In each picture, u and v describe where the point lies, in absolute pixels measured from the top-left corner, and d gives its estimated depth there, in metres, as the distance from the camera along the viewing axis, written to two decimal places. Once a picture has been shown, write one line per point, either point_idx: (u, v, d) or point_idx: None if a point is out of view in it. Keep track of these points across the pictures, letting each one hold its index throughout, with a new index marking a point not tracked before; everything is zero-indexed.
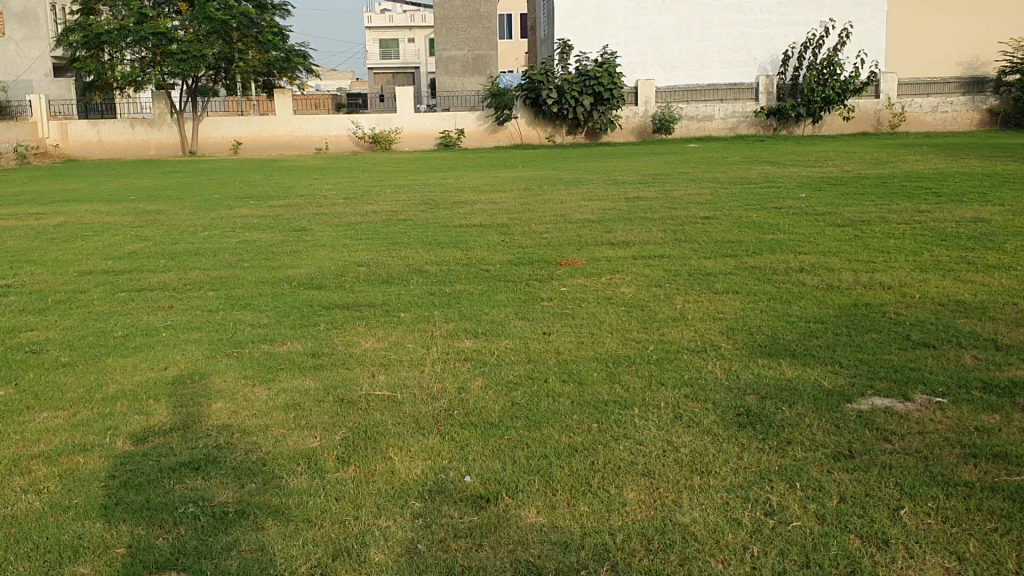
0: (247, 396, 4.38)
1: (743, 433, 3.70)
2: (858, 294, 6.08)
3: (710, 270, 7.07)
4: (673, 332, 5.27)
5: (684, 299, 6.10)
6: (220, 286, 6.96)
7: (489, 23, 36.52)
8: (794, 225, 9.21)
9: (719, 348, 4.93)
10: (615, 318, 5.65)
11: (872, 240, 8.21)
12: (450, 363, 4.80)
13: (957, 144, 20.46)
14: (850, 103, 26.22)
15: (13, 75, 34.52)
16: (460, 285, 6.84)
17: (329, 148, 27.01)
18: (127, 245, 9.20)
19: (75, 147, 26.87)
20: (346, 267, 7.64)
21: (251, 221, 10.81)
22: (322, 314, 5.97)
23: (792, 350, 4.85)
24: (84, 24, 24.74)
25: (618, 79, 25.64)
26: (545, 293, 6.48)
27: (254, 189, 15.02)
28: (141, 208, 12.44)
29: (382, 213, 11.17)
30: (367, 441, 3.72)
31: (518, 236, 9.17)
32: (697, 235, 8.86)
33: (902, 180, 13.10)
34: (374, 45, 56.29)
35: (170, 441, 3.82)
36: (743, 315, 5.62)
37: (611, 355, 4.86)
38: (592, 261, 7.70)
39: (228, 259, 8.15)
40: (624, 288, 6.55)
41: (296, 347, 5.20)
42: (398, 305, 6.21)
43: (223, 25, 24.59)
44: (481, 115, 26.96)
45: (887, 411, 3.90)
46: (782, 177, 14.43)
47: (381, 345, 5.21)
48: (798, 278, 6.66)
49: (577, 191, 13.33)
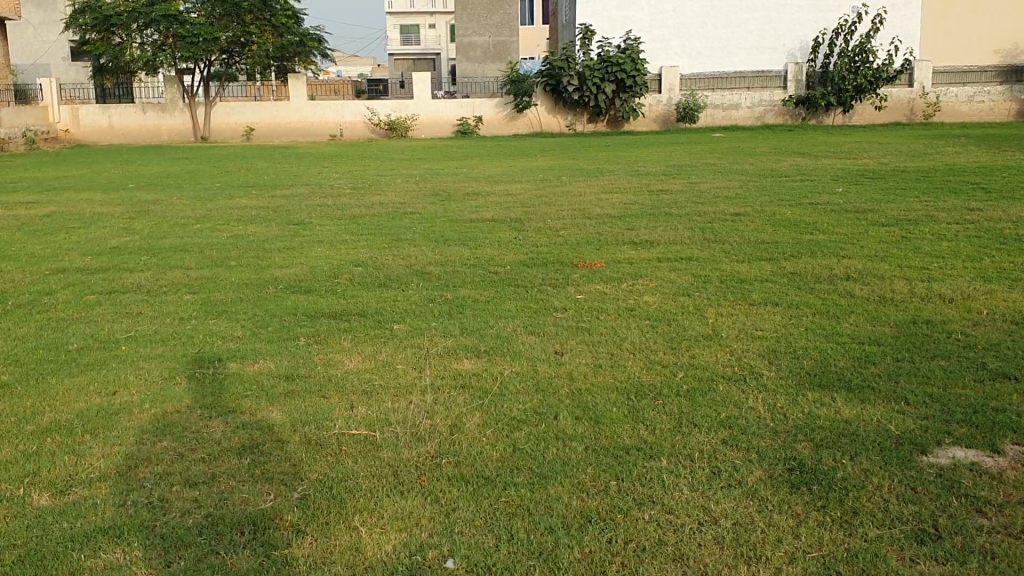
0: (199, 434, 3.69)
1: (798, 497, 2.98)
2: (916, 309, 5.33)
3: (743, 276, 6.32)
4: (705, 355, 4.55)
5: (715, 312, 5.37)
6: (199, 289, 6.29)
7: (509, 8, 35.66)
8: (833, 225, 8.43)
9: (762, 377, 4.19)
10: (638, 336, 4.92)
11: (921, 242, 7.43)
12: (443, 392, 4.09)
13: (996, 135, 19.56)
14: (882, 92, 25.26)
15: (28, 59, 34.37)
16: (465, 290, 6.13)
17: (343, 135, 26.38)
18: (112, 239, 8.57)
19: (86, 131, 26.31)
20: (341, 267, 6.95)
21: (249, 213, 10.18)
22: (304, 325, 5.28)
23: (849, 380, 4.13)
24: (93, 6, 24.05)
25: (641, 65, 24.82)
26: (558, 302, 5.75)
27: (261, 177, 14.41)
28: (139, 197, 11.82)
29: (388, 205, 10.51)
30: (332, 501, 3.03)
31: (533, 232, 8.47)
32: (728, 234, 8.11)
33: (944, 174, 12.30)
34: (394, 31, 55.65)
35: (96, 495, 3.14)
36: (785, 334, 4.88)
37: (633, 384, 4.13)
38: (612, 264, 6.98)
39: (215, 255, 7.50)
40: (648, 297, 5.82)
41: (270, 367, 4.53)
42: (393, 314, 5.50)
43: (235, 8, 24.12)
44: (500, 102, 26.21)
45: (973, 469, 3.16)
46: (815, 169, 13.64)
47: (367, 365, 4.51)
48: (844, 287, 5.91)
49: (597, 182, 12.61)
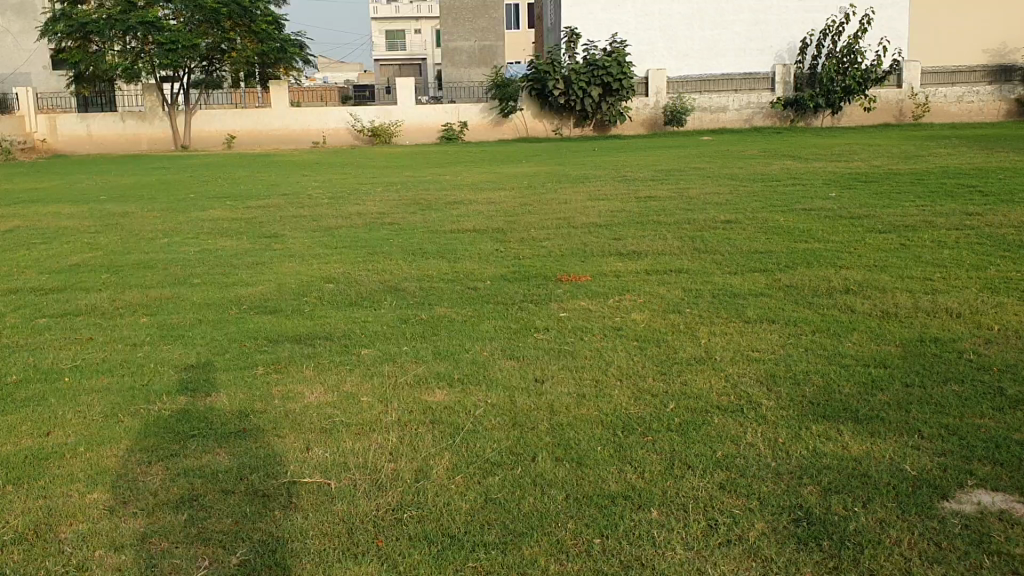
0: (137, 482, 3.31)
1: (807, 558, 2.62)
2: (922, 325, 4.98)
3: (736, 290, 5.97)
4: (698, 381, 4.18)
5: (708, 331, 5.01)
6: (157, 311, 5.90)
7: (495, 13, 35.33)
8: (828, 232, 8.09)
9: (761, 407, 3.83)
10: (625, 359, 4.55)
11: (922, 250, 7.10)
12: (411, 428, 3.71)
13: (988, 135, 19.30)
14: (871, 94, 25.02)
15: (9, 68, 33.85)
16: (441, 308, 5.75)
17: (326, 142, 25.98)
18: (74, 255, 8.16)
19: (64, 142, 25.81)
20: (311, 284, 6.56)
21: (222, 224, 9.79)
22: (263, 351, 4.89)
23: (856, 409, 3.77)
24: (68, 13, 23.46)
25: (628, 68, 24.50)
26: (540, 321, 5.38)
27: (239, 187, 14.02)
28: (109, 210, 11.41)
29: (367, 215, 10.13)
30: (277, 570, 2.66)
31: (515, 244, 8.11)
32: (718, 243, 7.76)
33: (939, 176, 11.98)
34: (380, 37, 55.28)
35: (8, 563, 2.75)
36: (783, 356, 4.51)
37: (620, 416, 3.76)
38: (597, 277, 6.61)
39: (180, 272, 7.11)
40: (636, 314, 5.45)
41: (223, 402, 4.14)
42: (361, 336, 5.10)
43: (214, 14, 23.63)
44: (485, 107, 25.86)
45: (1000, 518, 2.80)
46: (806, 173, 13.33)
47: (329, 398, 4.12)
48: (844, 301, 5.56)
49: (583, 190, 12.26)
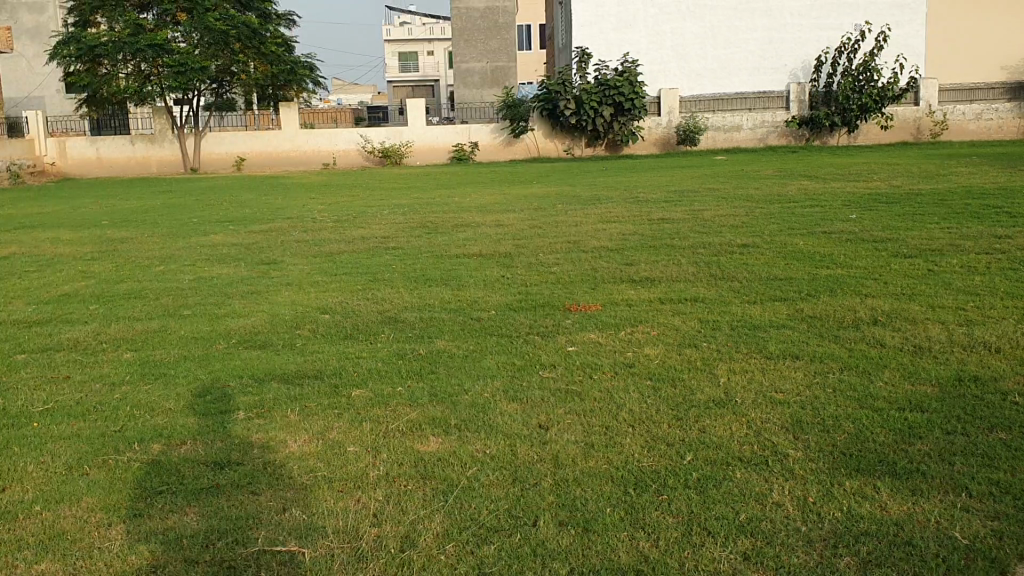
0: (92, 551, 2.97)
1: None
2: (958, 361, 4.60)
3: (756, 321, 5.60)
4: (716, 428, 3.82)
5: (728, 369, 4.63)
6: (142, 345, 5.58)
7: (506, 35, 34.58)
8: (850, 257, 7.72)
9: (788, 459, 3.46)
10: (637, 401, 4.19)
11: (951, 276, 6.72)
12: (400, 484, 3.36)
13: (1009, 153, 18.89)
14: (888, 111, 24.66)
15: (22, 92, 33.89)
16: (441, 342, 5.39)
17: (336, 164, 25.80)
18: (66, 284, 7.86)
19: (74, 165, 25.71)
20: (305, 315, 6.24)
21: (220, 250, 9.51)
22: (247, 392, 4.55)
23: (893, 462, 3.39)
24: (77, 36, 23.28)
25: (640, 88, 24.22)
26: (547, 356, 5.01)
27: (243, 210, 13.76)
28: (108, 235, 11.14)
29: (371, 239, 9.83)
30: None
31: (522, 269, 7.77)
32: (736, 269, 7.39)
33: (961, 197, 11.58)
34: (392, 58, 55.40)
35: None
36: (810, 398, 4.14)
37: (631, 471, 3.40)
38: (609, 306, 6.26)
39: (170, 302, 6.80)
40: (649, 349, 5.08)
41: (198, 452, 3.81)
42: (354, 375, 4.75)
43: (224, 36, 23.25)
44: (496, 128, 25.63)
45: None
46: (823, 193, 12.96)
47: (314, 448, 3.77)
48: (872, 334, 5.18)
49: (594, 212, 11.91)
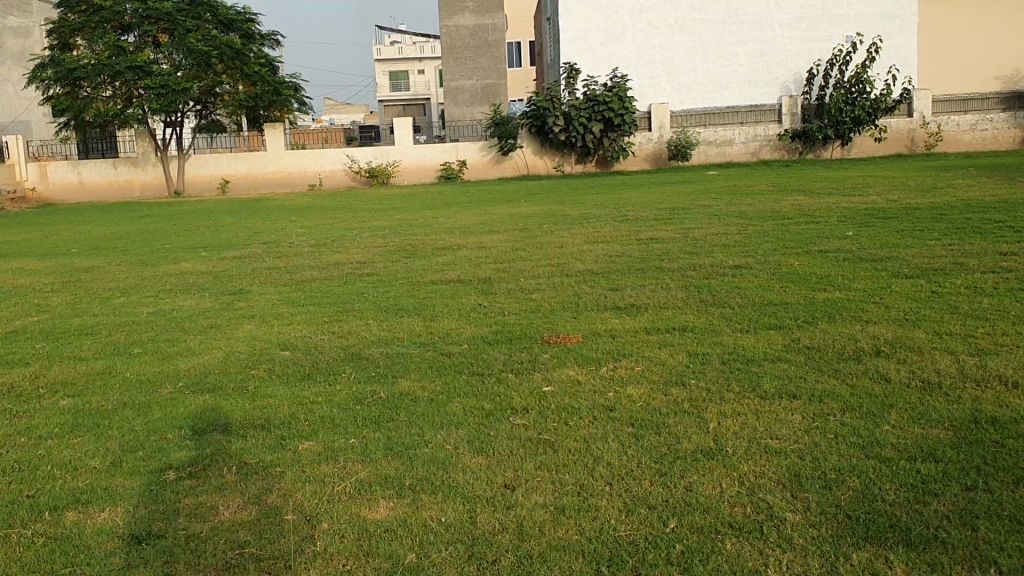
0: None
1: None
2: (972, 399, 4.15)
3: (749, 354, 5.16)
4: (704, 485, 3.37)
5: (718, 412, 4.18)
6: (82, 390, 5.11)
7: (496, 52, 34.32)
8: (849, 278, 7.29)
9: (786, 526, 3.01)
10: (616, 453, 3.73)
11: (957, 299, 6.29)
12: (336, 565, 2.90)
13: (1005, 164, 18.55)
14: (882, 123, 24.31)
15: (9, 117, 33.39)
16: (405, 382, 4.94)
17: (323, 184, 25.38)
18: (18, 320, 7.40)
19: (55, 190, 25.26)
20: (263, 352, 5.79)
21: (187, 279, 9.08)
22: (184, 446, 4.09)
23: (907, 527, 2.94)
24: (57, 59, 22.82)
25: (629, 104, 23.84)
26: (519, 398, 4.55)
27: (222, 235, 13.34)
28: (77, 264, 10.71)
29: (346, 265, 9.41)
30: None
31: (502, 296, 7.35)
32: (729, 293, 6.96)
33: (961, 211, 11.19)
34: (383, 78, 55.21)
35: None
36: (809, 446, 3.69)
37: (606, 543, 2.95)
38: (591, 338, 5.82)
39: (122, 339, 6.35)
40: (632, 389, 4.63)
41: (117, 521, 3.35)
42: (304, 424, 4.29)
43: (206, 57, 22.91)
44: (484, 146, 25.26)
45: None
46: (818, 209, 12.59)
47: (246, 516, 3.31)
48: (876, 367, 4.75)
49: (581, 232, 11.50)
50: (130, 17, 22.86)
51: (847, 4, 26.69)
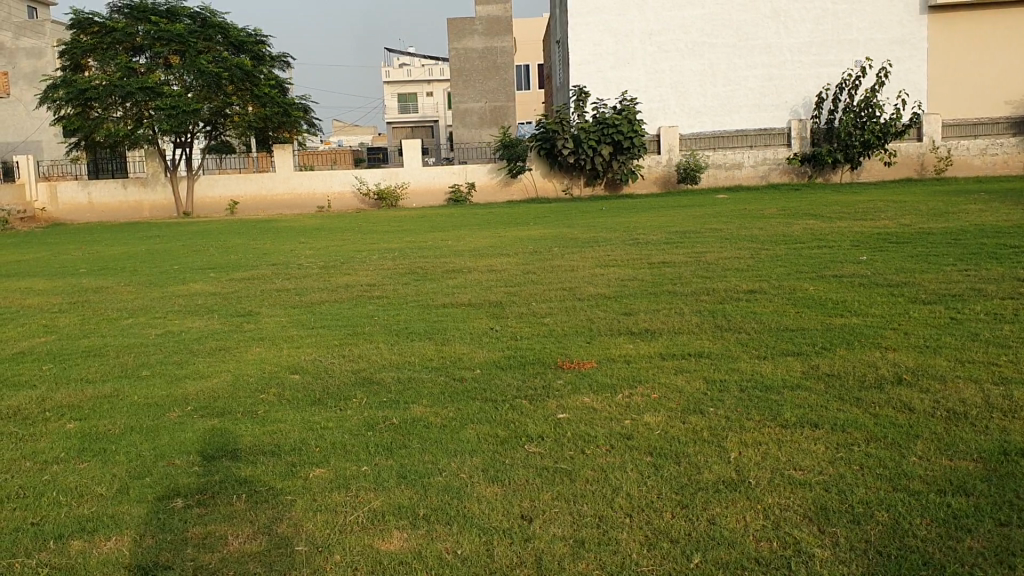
0: None
1: None
2: (1000, 430, 4.04)
3: (768, 381, 5.06)
4: (728, 518, 3.26)
5: (739, 440, 4.08)
6: (89, 414, 5.03)
7: (505, 74, 34.40)
8: (865, 304, 7.19)
9: (815, 561, 2.91)
10: (635, 483, 3.63)
11: (978, 326, 6.18)
12: None
13: (1017, 190, 18.41)
14: (891, 148, 24.24)
15: (21, 137, 33.52)
16: (417, 408, 4.84)
17: (332, 206, 25.36)
18: (25, 340, 7.34)
19: (64, 210, 25.32)
20: (273, 376, 5.69)
21: (196, 300, 9.03)
22: (194, 473, 4.00)
23: (941, 565, 2.84)
24: (68, 80, 22.90)
25: (639, 127, 23.83)
26: (533, 426, 4.45)
27: (231, 256, 13.31)
28: (86, 284, 10.66)
29: (356, 287, 9.35)
30: None
31: (514, 320, 7.26)
32: (744, 319, 6.87)
33: (976, 236, 11.05)
34: (392, 100, 55.44)
35: None
36: (835, 477, 3.59)
37: None
38: (605, 363, 5.73)
39: (129, 361, 6.27)
40: (650, 417, 4.52)
41: (123, 552, 3.25)
42: (316, 451, 4.19)
43: (216, 78, 23.04)
44: (493, 168, 25.22)
45: None
46: (830, 233, 12.50)
47: (257, 548, 3.22)
48: (899, 396, 4.65)
49: (592, 254, 11.43)
50: (142, 39, 23.00)
51: (857, 28, 26.73)
